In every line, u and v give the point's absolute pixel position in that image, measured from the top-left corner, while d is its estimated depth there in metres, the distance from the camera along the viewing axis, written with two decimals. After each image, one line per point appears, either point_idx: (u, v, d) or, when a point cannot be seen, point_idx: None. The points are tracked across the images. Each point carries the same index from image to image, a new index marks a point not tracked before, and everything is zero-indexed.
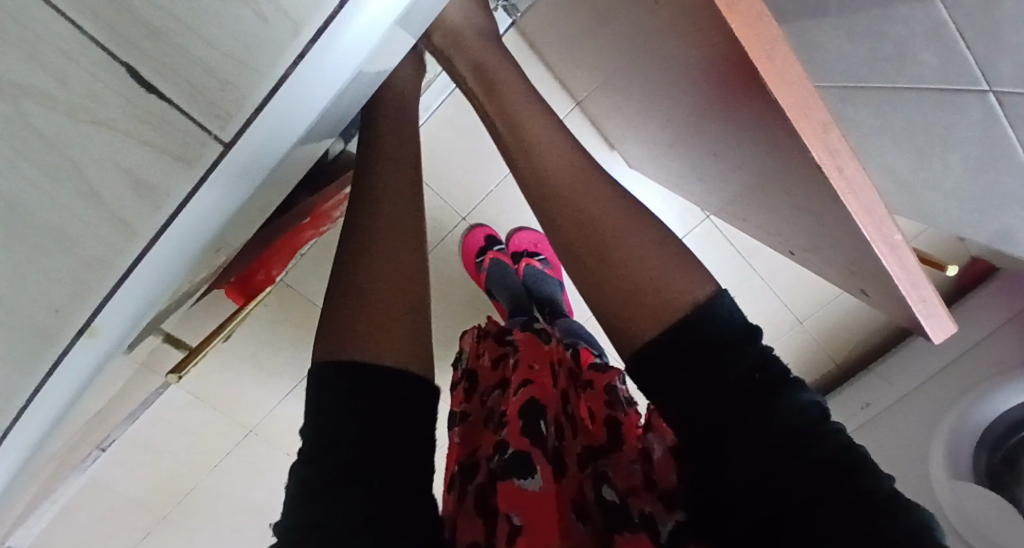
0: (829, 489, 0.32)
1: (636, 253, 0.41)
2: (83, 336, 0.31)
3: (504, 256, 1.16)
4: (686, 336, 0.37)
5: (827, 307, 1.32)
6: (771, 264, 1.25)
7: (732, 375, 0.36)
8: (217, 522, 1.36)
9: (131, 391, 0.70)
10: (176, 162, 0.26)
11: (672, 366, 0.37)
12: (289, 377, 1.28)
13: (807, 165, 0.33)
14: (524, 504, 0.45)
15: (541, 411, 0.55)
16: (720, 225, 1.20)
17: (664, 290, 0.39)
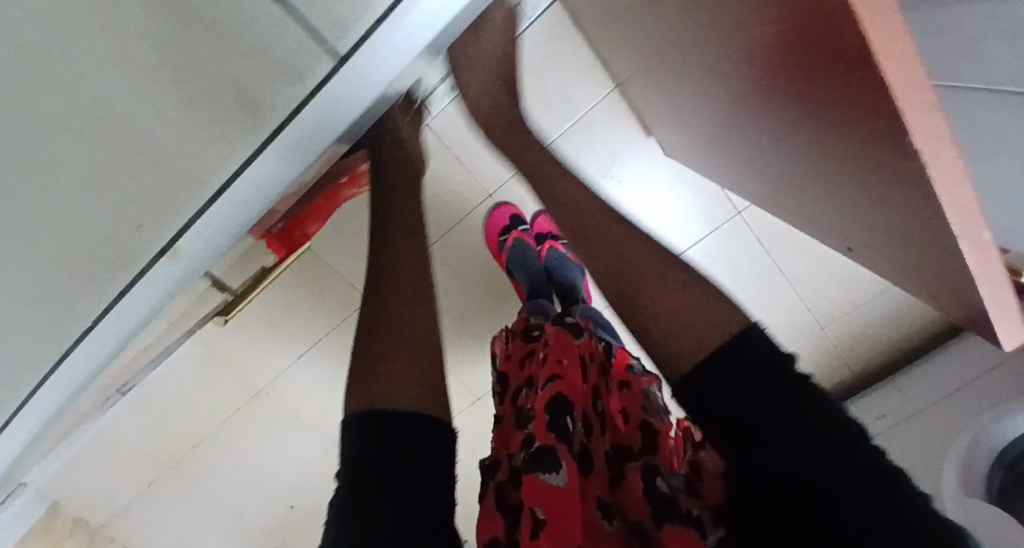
0: (857, 495, 0.33)
1: (662, 295, 0.48)
2: (163, 257, 0.40)
3: (527, 236, 1.17)
4: (723, 355, 0.41)
5: (851, 316, 1.29)
6: (799, 265, 1.22)
7: (778, 385, 0.38)
8: (223, 475, 1.39)
9: (176, 331, 0.77)
10: (286, 76, 0.35)
11: (723, 375, 0.40)
12: (302, 340, 1.28)
13: (900, 149, 0.31)
14: (547, 496, 0.46)
15: (568, 409, 0.57)
16: (750, 221, 1.18)
17: (698, 319, 0.44)
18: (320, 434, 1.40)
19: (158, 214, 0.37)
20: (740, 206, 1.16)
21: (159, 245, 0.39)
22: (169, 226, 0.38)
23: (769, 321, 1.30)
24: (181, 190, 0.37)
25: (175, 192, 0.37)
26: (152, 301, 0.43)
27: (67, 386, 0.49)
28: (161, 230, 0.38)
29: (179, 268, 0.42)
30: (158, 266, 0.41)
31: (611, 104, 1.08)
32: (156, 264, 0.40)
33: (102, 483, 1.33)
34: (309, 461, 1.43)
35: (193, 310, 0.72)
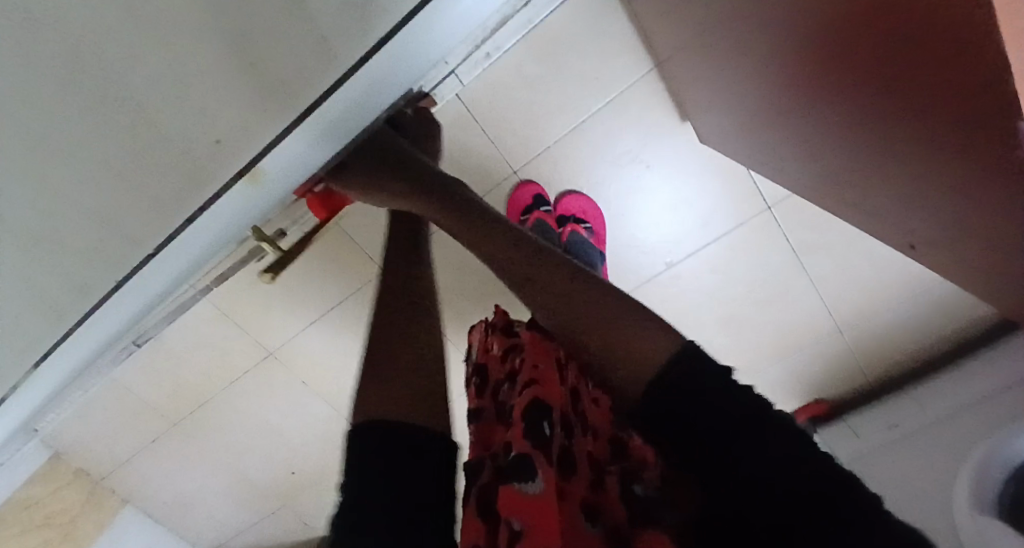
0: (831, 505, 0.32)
1: (608, 337, 0.49)
2: (241, 179, 0.46)
3: (549, 218, 1.13)
4: (657, 377, 0.42)
5: (871, 321, 1.27)
6: (824, 267, 1.20)
7: (730, 404, 0.38)
8: (228, 435, 1.39)
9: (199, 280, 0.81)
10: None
11: (677, 399, 0.40)
12: (316, 306, 1.27)
13: None
14: (524, 505, 0.42)
15: (547, 413, 0.53)
16: (779, 217, 1.15)
17: (635, 347, 0.46)
18: (327, 402, 1.40)
19: (240, 129, 0.42)
20: (771, 201, 1.13)
21: (238, 167, 0.44)
22: (250, 149, 0.44)
23: (787, 320, 1.27)
24: (266, 111, 0.41)
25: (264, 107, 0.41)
26: (218, 223, 0.50)
27: (126, 303, 0.53)
28: (242, 150, 0.43)
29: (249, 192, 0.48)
30: (231, 191, 0.47)
31: (645, 87, 1.05)
32: (233, 186, 0.46)
33: (105, 435, 1.33)
34: (314, 428, 1.43)
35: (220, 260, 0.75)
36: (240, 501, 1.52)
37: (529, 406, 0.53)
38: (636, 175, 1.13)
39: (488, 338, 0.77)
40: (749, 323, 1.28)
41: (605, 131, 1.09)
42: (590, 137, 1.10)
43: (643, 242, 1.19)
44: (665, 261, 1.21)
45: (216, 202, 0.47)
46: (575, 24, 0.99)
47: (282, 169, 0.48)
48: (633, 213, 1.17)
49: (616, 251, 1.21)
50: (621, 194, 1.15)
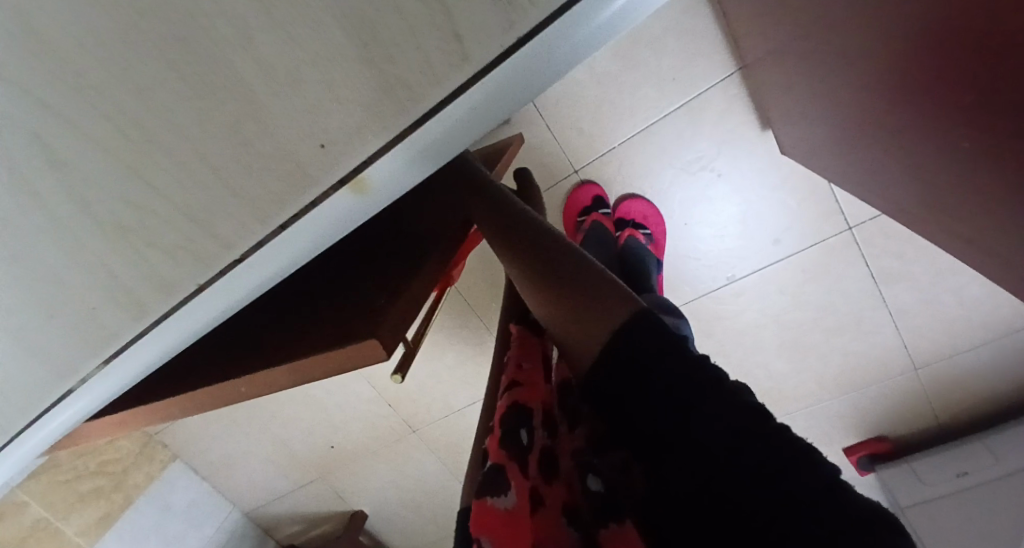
0: (775, 482, 0.28)
1: (566, 319, 0.42)
2: (343, 187, 0.35)
3: (607, 221, 1.11)
4: (615, 351, 0.36)
5: (951, 359, 1.17)
6: (903, 298, 1.12)
7: (678, 377, 0.33)
8: (274, 405, 1.44)
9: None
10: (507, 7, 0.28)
11: (635, 385, 0.35)
12: None
13: None
14: (494, 527, 0.36)
15: (529, 418, 0.45)
16: (860, 241, 1.07)
17: (595, 327, 0.39)
18: (369, 384, 1.42)
19: (350, 135, 0.32)
20: (852, 222, 1.06)
21: (342, 174, 0.34)
22: (353, 158, 0.33)
23: (856, 350, 1.19)
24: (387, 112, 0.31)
25: (384, 112, 0.31)
26: (303, 245, 0.39)
27: (159, 348, 0.42)
28: (345, 157, 0.33)
29: (354, 205, 0.37)
30: (332, 199, 0.36)
31: (726, 93, 1.00)
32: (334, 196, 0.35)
33: None
34: (355, 408, 1.46)
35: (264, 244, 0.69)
36: (280, 469, 1.57)
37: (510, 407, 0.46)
38: (706, 183, 1.08)
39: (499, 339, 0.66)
40: (812, 349, 1.20)
41: (678, 134, 1.04)
42: (660, 140, 1.05)
43: (704, 254, 1.13)
44: (727, 276, 1.15)
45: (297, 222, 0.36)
46: (658, 24, 0.97)
47: (395, 181, 0.37)
48: (697, 223, 1.12)
49: (674, 261, 1.16)
50: (687, 202, 1.10)
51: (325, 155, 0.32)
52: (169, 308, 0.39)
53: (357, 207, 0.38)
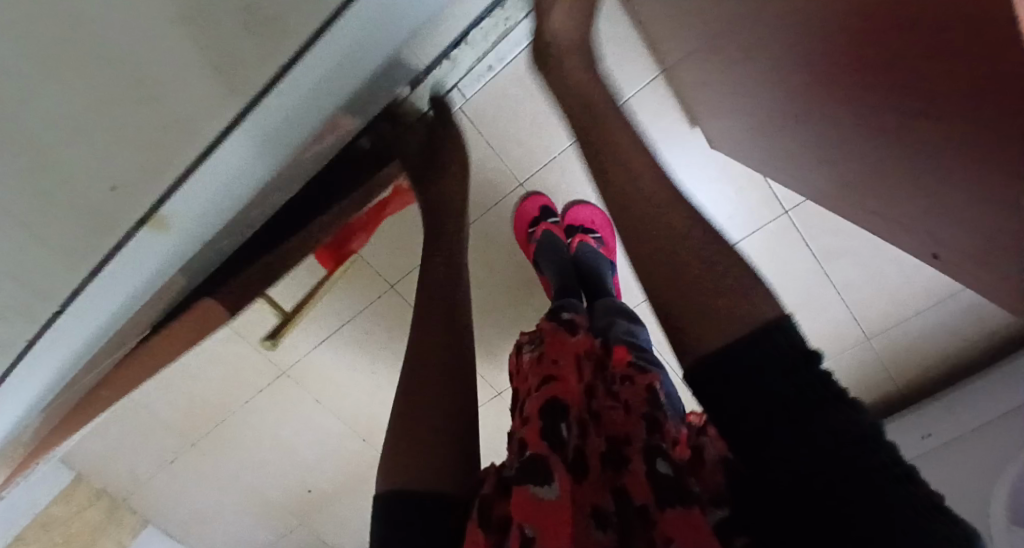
0: (882, 489, 0.33)
1: (701, 287, 0.43)
2: (145, 228, 0.43)
3: (558, 229, 1.12)
4: (735, 354, 0.39)
5: (902, 326, 1.21)
6: (848, 272, 1.16)
7: (790, 388, 0.37)
8: (241, 453, 1.39)
9: (141, 276, 0.48)
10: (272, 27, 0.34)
11: (738, 379, 0.38)
12: (326, 324, 1.25)
13: None
14: (536, 514, 0.41)
15: (564, 418, 0.50)
16: (799, 223, 1.11)
17: (724, 308, 0.41)
18: (339, 419, 1.39)
19: (134, 175, 0.38)
20: (789, 205, 1.09)
21: (137, 217, 0.41)
22: (152, 191, 0.39)
23: (810, 327, 1.23)
24: (168, 135, 0.36)
25: (164, 136, 0.36)
26: (147, 262, 0.47)
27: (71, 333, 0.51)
28: (135, 191, 0.39)
29: (155, 238, 0.44)
30: (136, 237, 0.43)
31: (655, 92, 1.02)
32: (137, 233, 0.42)
33: (123, 454, 1.35)
34: (327, 446, 1.42)
35: (163, 240, 0.45)
36: (256, 519, 1.51)
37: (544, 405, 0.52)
38: None
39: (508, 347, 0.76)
40: None
41: None
42: None
43: None
44: None
45: (122, 253, 0.43)
46: None
47: (190, 217, 0.45)
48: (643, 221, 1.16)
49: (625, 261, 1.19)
50: None
51: (115, 194, 0.38)
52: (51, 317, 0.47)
53: (166, 239, 0.46)
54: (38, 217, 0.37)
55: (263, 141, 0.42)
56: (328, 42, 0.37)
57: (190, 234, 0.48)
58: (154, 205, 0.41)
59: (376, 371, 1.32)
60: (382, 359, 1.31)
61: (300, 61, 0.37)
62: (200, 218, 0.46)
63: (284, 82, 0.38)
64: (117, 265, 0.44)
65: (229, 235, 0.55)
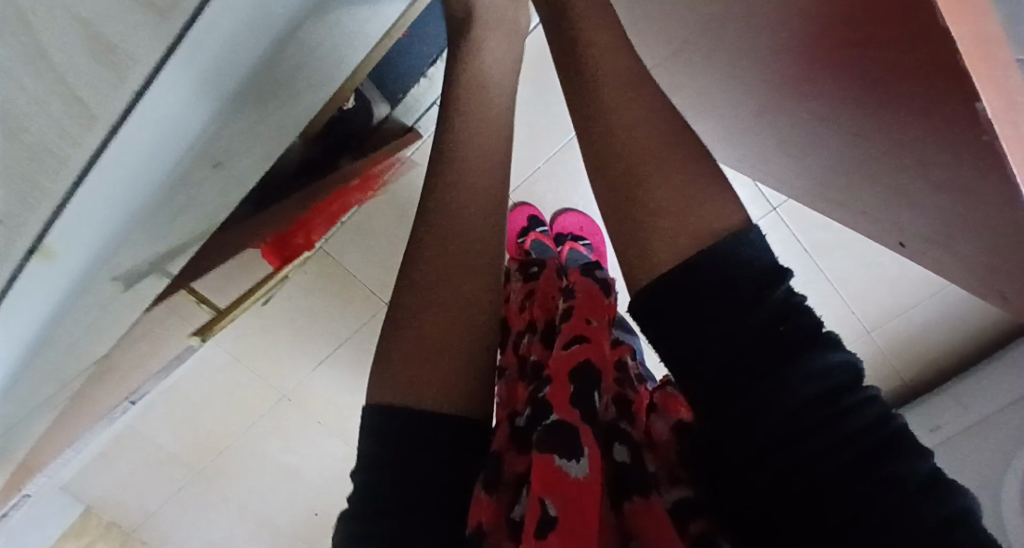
0: (861, 461, 0.27)
1: (664, 200, 0.35)
2: (33, 258, 0.29)
3: (547, 238, 1.08)
4: (690, 282, 0.31)
5: (902, 317, 1.20)
6: (841, 265, 1.15)
7: (755, 323, 0.30)
8: (247, 480, 1.39)
9: (49, 307, 0.34)
10: (148, 16, 0.22)
11: (695, 313, 0.31)
12: (323, 345, 1.26)
13: (947, 101, 0.27)
14: (563, 488, 0.39)
15: (593, 385, 0.50)
16: (787, 219, 1.11)
17: (686, 218, 0.33)
18: (343, 441, 1.38)
19: (22, 204, 0.25)
20: (776, 202, 1.10)
21: (22, 248, 0.28)
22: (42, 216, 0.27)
23: None
24: (46, 171, 0.25)
25: (37, 175, 0.24)
26: (54, 294, 0.34)
27: None
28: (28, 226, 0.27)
29: (55, 266, 0.31)
30: (27, 269, 0.29)
31: None
32: (24, 268, 0.29)
33: (130, 486, 1.35)
34: (332, 469, 1.42)
35: (79, 253, 0.32)
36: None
37: (578, 369, 0.51)
38: None
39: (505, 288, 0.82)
40: None
41: None
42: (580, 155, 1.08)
43: None
44: None
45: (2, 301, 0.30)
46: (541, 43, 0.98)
47: (95, 231, 0.32)
48: None
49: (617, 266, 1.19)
50: None
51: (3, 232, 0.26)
52: None
53: (64, 264, 0.32)
54: None
55: (199, 85, 0.31)
56: (215, 24, 0.27)
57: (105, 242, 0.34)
58: (46, 226, 0.28)
59: None
60: None
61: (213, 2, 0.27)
62: (104, 234, 0.33)
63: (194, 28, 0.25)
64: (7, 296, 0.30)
65: (145, 236, 0.41)
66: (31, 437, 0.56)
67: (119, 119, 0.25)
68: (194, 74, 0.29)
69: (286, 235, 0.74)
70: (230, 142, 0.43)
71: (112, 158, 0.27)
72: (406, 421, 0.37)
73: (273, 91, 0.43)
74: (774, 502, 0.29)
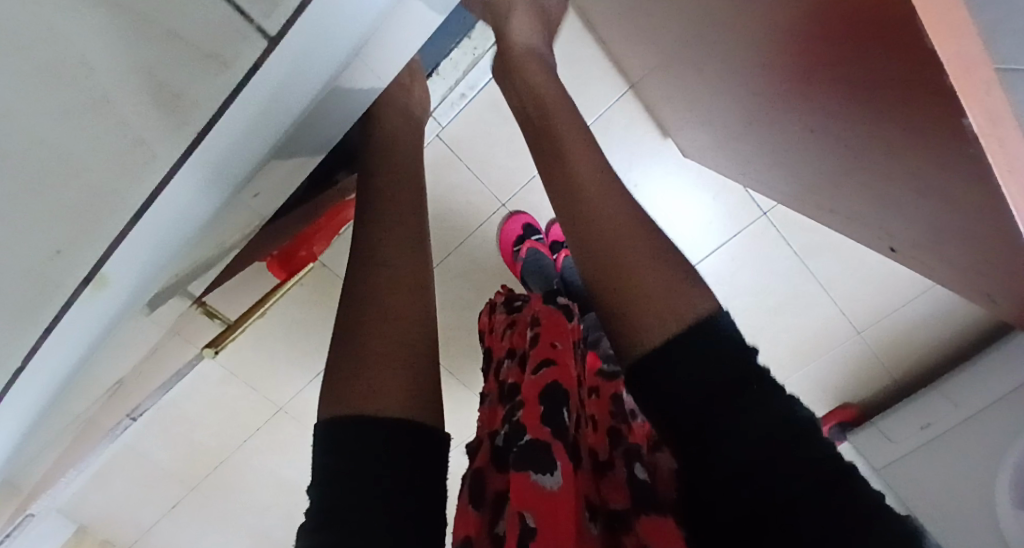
0: (818, 493, 0.32)
1: (651, 281, 0.40)
2: (89, 286, 0.28)
3: (542, 246, 1.12)
4: (673, 352, 0.37)
5: (891, 317, 1.22)
6: (831, 267, 1.17)
7: (726, 382, 0.36)
8: (245, 495, 1.38)
9: (88, 346, 0.34)
10: (212, 65, 0.23)
11: (679, 376, 0.37)
12: (320, 358, 1.25)
13: (929, 113, 0.29)
14: (537, 501, 0.41)
15: (564, 400, 0.52)
16: (777, 224, 1.14)
17: (672, 301, 0.39)
18: None
19: (88, 238, 0.26)
20: (766, 207, 1.12)
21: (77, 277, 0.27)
22: (95, 255, 0.27)
23: (801, 325, 1.24)
24: (100, 210, 0.25)
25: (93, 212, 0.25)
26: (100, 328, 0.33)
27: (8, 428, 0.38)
28: (86, 259, 0.27)
29: (109, 299, 0.31)
30: (82, 296, 0.29)
31: (627, 107, 1.04)
32: (80, 297, 0.29)
33: (127, 505, 1.34)
34: None
35: (117, 302, 0.31)
36: None
37: (546, 388, 0.53)
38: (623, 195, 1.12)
39: (490, 314, 0.82)
40: (759, 331, 1.25)
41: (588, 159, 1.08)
42: None
43: None
44: None
45: (55, 330, 0.30)
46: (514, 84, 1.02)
47: (153, 264, 0.31)
48: None
49: None
50: None
51: (60, 261, 0.26)
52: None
53: (117, 299, 0.31)
54: None
55: (216, 176, 0.29)
56: (267, 83, 0.26)
57: (153, 277, 0.33)
58: (101, 260, 0.27)
59: None
60: None
61: (270, 51, 0.24)
62: (152, 276, 0.32)
63: (247, 86, 0.25)
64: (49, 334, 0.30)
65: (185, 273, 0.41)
66: (40, 465, 0.56)
67: (180, 157, 0.25)
68: (238, 136, 0.28)
69: (290, 250, 0.75)
70: (281, 162, 0.36)
71: (163, 203, 0.27)
72: (366, 425, 0.39)
73: (334, 113, 0.36)
74: (740, 529, 0.36)
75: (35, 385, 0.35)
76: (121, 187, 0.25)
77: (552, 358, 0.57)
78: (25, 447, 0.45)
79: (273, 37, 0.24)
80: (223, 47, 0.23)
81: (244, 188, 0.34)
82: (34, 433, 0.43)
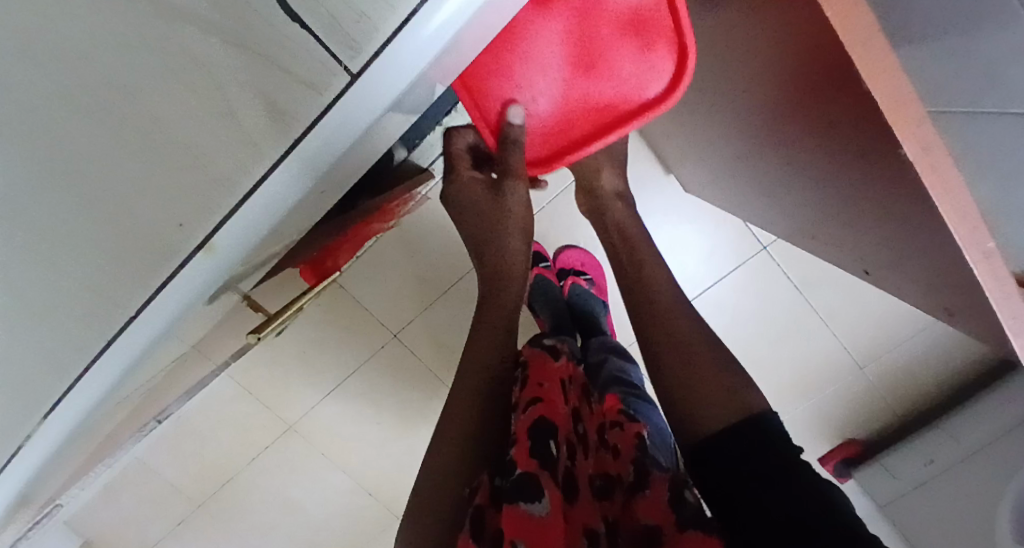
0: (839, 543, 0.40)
1: (720, 386, 0.51)
2: (199, 253, 0.33)
3: (549, 274, 1.16)
4: (735, 432, 0.48)
5: (892, 352, 1.24)
6: (832, 300, 1.21)
7: (772, 455, 0.46)
8: (249, 514, 1.39)
9: (176, 325, 0.38)
10: (306, 89, 0.29)
11: (738, 451, 0.47)
12: (332, 377, 1.29)
13: (874, 136, 0.34)
14: (530, 530, 0.43)
15: (552, 432, 0.53)
16: (777, 257, 1.18)
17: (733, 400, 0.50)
18: (347, 475, 1.37)
19: (198, 211, 0.32)
20: (766, 241, 1.17)
21: (192, 244, 0.33)
22: (209, 224, 0.32)
23: (803, 357, 1.26)
24: (218, 190, 0.31)
25: (211, 192, 0.31)
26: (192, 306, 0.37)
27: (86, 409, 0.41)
28: (203, 230, 0.32)
29: (215, 274, 0.35)
30: (192, 264, 0.34)
31: (632, 144, 1.11)
32: (191, 263, 0.34)
33: (135, 519, 1.36)
34: (335, 505, 1.40)
35: (213, 278, 0.35)
36: None
37: (532, 425, 0.54)
38: None
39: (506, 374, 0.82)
40: (762, 362, 1.27)
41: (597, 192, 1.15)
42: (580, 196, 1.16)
43: None
44: None
45: (158, 299, 0.35)
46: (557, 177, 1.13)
47: (255, 243, 0.35)
48: None
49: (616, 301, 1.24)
50: None
51: (182, 233, 0.32)
52: (85, 369, 0.38)
53: (222, 274, 0.36)
54: (76, 269, 0.33)
55: (323, 174, 0.34)
56: (352, 113, 0.31)
57: (248, 257, 0.37)
58: (214, 229, 0.33)
59: (380, 422, 1.34)
60: (386, 411, 1.33)
61: (352, 87, 0.29)
62: (246, 259, 0.37)
63: (335, 109, 0.30)
64: (151, 301, 0.35)
65: (250, 267, 0.45)
66: (78, 457, 0.59)
67: (277, 160, 0.31)
68: (313, 156, 0.32)
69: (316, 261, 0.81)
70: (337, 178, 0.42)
71: (274, 196, 0.33)
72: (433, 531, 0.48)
73: (387, 137, 0.42)
74: None
75: (125, 359, 0.38)
76: (220, 177, 0.31)
77: (538, 396, 0.58)
78: (86, 432, 0.48)
79: (355, 74, 0.29)
80: (318, 77, 0.28)
81: (314, 196, 0.39)
82: (93, 422, 0.46)
